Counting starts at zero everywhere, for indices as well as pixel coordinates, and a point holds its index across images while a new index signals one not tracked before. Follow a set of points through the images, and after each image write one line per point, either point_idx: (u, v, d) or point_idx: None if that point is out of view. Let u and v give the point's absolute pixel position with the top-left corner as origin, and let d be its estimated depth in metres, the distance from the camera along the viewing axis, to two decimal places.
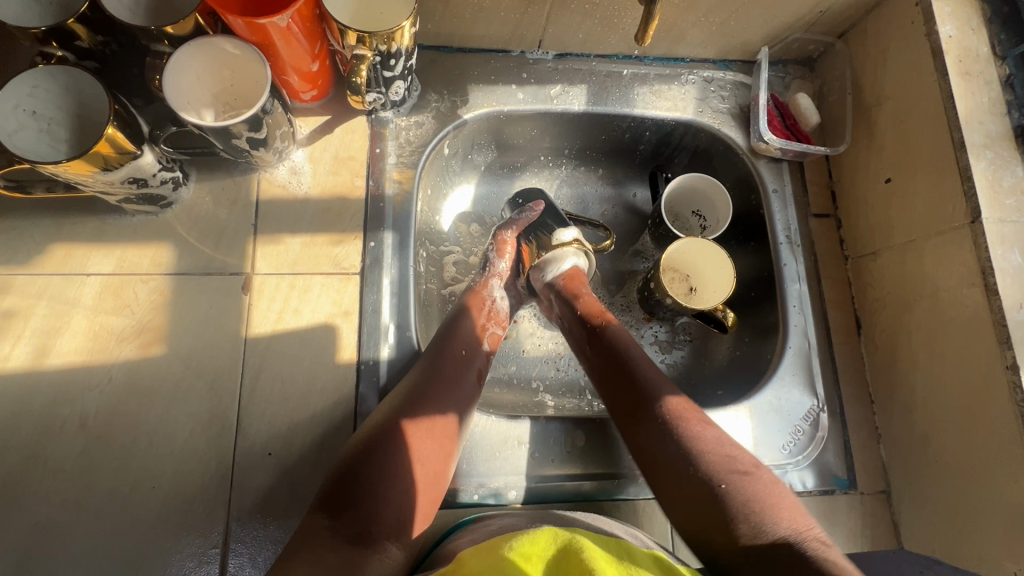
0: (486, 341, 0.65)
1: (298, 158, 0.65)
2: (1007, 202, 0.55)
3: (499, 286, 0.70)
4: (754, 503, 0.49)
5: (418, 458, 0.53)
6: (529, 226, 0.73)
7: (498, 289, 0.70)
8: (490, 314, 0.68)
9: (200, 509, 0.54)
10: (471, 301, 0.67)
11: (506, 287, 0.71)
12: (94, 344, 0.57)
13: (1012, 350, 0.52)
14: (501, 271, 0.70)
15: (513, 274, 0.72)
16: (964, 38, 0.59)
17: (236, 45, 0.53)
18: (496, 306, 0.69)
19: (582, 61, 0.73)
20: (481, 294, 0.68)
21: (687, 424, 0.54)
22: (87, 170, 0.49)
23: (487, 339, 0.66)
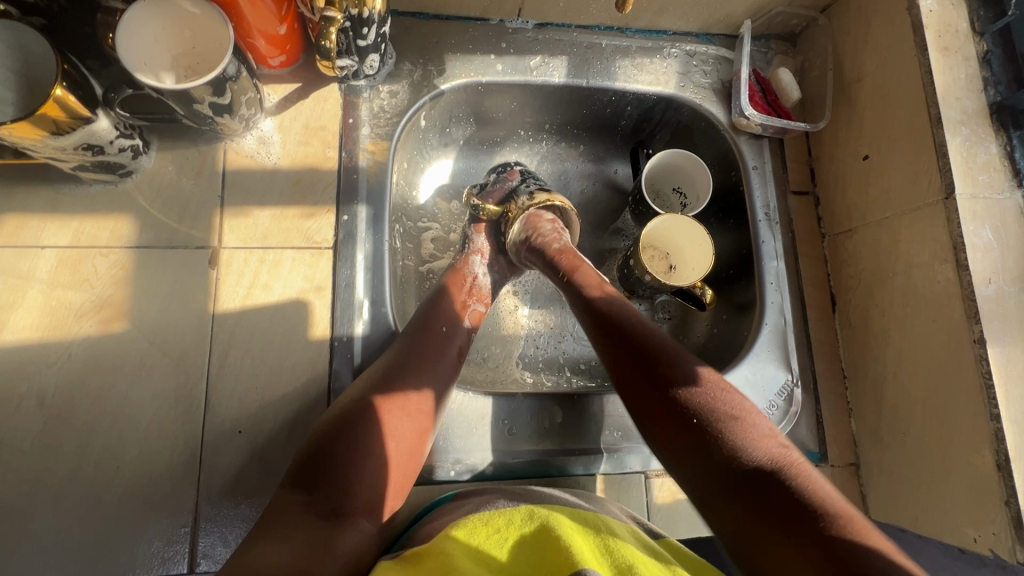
0: (467, 317, 0.64)
1: (267, 128, 0.62)
2: (980, 178, 0.55)
3: (480, 262, 0.69)
4: (743, 440, 0.46)
5: (391, 435, 0.52)
6: (503, 194, 0.72)
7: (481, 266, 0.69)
8: (472, 288, 0.67)
9: (168, 489, 0.53)
10: (452, 278, 0.66)
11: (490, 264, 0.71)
12: (51, 320, 0.54)
13: (980, 325, 0.52)
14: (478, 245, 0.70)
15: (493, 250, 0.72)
16: (944, 13, 0.59)
17: (195, 4, 0.51)
18: (478, 283, 0.68)
19: (563, 31, 0.71)
20: (462, 271, 0.67)
21: (670, 394, 0.49)
22: (35, 134, 0.46)
23: (469, 315, 0.64)
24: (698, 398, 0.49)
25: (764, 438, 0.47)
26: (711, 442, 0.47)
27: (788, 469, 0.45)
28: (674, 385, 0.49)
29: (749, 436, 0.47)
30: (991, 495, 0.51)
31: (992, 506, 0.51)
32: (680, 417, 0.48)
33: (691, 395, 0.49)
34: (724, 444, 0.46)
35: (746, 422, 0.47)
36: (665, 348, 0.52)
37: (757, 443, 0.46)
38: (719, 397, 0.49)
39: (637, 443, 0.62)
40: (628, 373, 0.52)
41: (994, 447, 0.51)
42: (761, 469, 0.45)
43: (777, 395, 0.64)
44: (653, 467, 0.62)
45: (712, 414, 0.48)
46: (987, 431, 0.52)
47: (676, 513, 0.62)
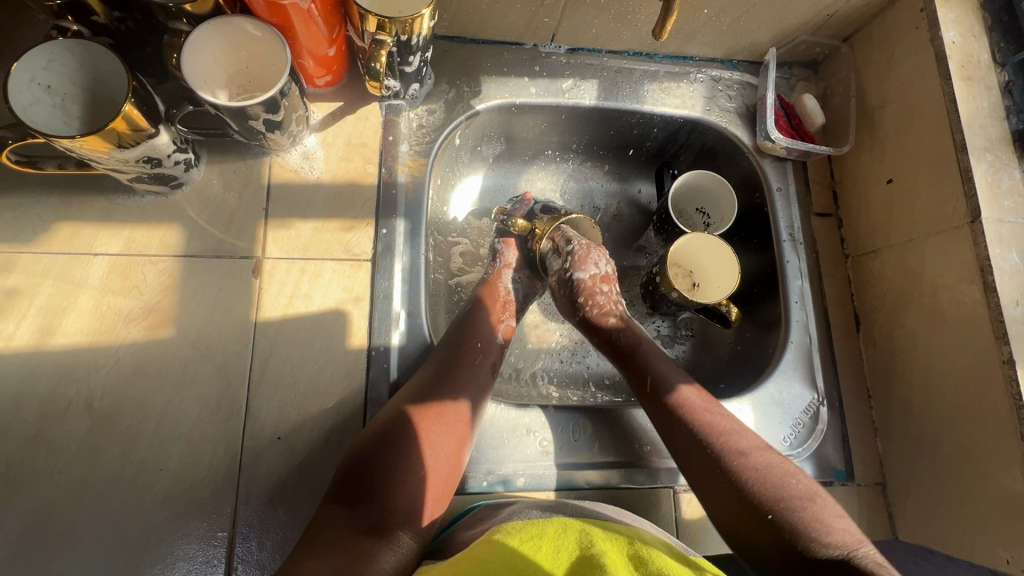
0: (500, 332, 0.65)
1: (311, 144, 0.65)
2: (1005, 203, 0.57)
3: (511, 277, 0.72)
4: (770, 483, 0.53)
5: (429, 444, 0.54)
6: (525, 212, 0.76)
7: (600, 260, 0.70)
8: (502, 301, 0.68)
9: (208, 493, 0.54)
10: (485, 292, 0.68)
11: (518, 278, 0.72)
12: (101, 325, 0.56)
13: (1009, 346, 0.53)
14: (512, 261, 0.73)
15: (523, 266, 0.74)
16: (966, 44, 0.61)
17: (258, 27, 0.53)
18: (510, 297, 0.70)
19: (594, 56, 0.74)
20: (494, 285, 0.69)
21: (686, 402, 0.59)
22: (102, 147, 0.49)
23: (502, 330, 0.66)
24: (725, 422, 0.57)
25: (814, 504, 0.53)
26: (762, 481, 0.53)
27: (805, 513, 0.51)
28: (725, 426, 0.57)
29: (779, 475, 0.54)
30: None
31: None
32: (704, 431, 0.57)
33: (710, 416, 0.58)
34: (771, 490, 0.53)
35: (784, 470, 0.55)
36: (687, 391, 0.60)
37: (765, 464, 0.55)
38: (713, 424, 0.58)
39: (666, 458, 0.63)
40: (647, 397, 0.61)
41: None
42: (804, 515, 0.51)
43: (803, 413, 0.65)
44: (681, 482, 0.62)
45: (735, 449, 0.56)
46: (1018, 451, 0.52)
47: (705, 530, 0.62)
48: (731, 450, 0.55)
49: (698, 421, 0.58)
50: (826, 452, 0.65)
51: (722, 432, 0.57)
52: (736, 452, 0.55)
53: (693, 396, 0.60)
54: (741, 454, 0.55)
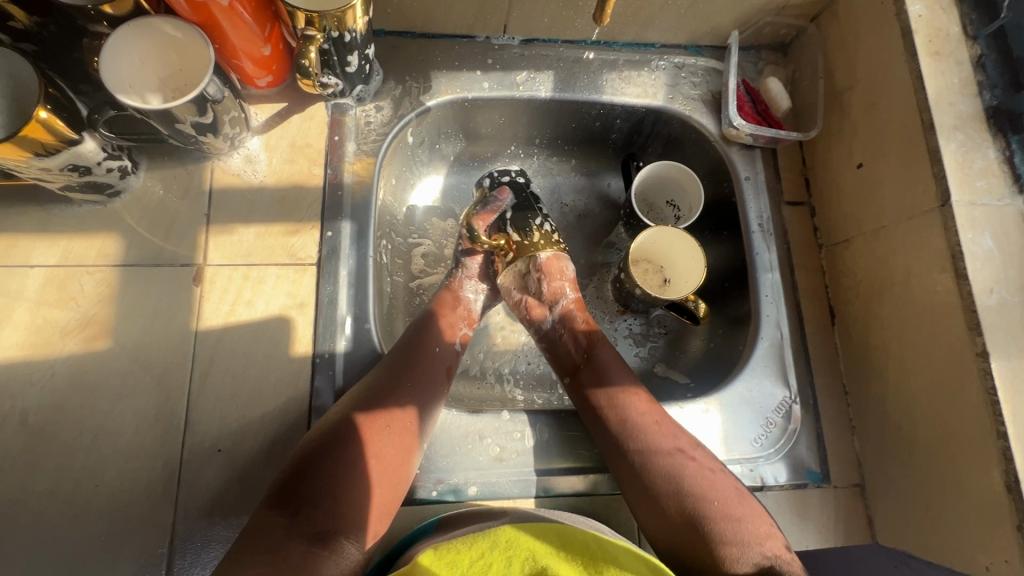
0: (459, 341, 0.64)
1: (254, 146, 0.63)
2: (977, 184, 0.53)
3: (474, 286, 0.69)
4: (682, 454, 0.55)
5: (375, 454, 0.52)
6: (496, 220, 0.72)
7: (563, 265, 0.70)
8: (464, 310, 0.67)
9: (145, 509, 0.52)
10: (438, 301, 0.66)
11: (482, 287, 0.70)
12: (36, 339, 0.55)
13: (982, 337, 0.50)
14: (474, 271, 0.70)
15: (487, 278, 0.70)
16: (933, 17, 0.58)
17: (177, 27, 0.52)
18: (470, 306, 0.68)
19: (549, 46, 0.71)
20: (453, 293, 0.67)
21: (636, 423, 0.57)
22: (20, 155, 0.47)
23: (461, 339, 0.64)
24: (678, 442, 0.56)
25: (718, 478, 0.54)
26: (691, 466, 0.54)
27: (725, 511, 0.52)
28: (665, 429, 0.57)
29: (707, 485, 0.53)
30: (1002, 519, 0.48)
31: (1002, 530, 0.48)
32: (655, 446, 0.55)
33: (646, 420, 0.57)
34: (708, 511, 0.52)
35: (745, 511, 0.52)
36: (632, 397, 0.59)
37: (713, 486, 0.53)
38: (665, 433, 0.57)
39: None
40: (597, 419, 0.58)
41: (1004, 467, 0.48)
42: (727, 527, 0.51)
43: (774, 413, 0.62)
44: None
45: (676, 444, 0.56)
46: (995, 450, 0.49)
47: None
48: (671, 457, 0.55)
49: (635, 432, 0.56)
50: (798, 453, 0.61)
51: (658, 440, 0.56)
52: (688, 488, 0.53)
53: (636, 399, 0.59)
54: (676, 457, 0.55)
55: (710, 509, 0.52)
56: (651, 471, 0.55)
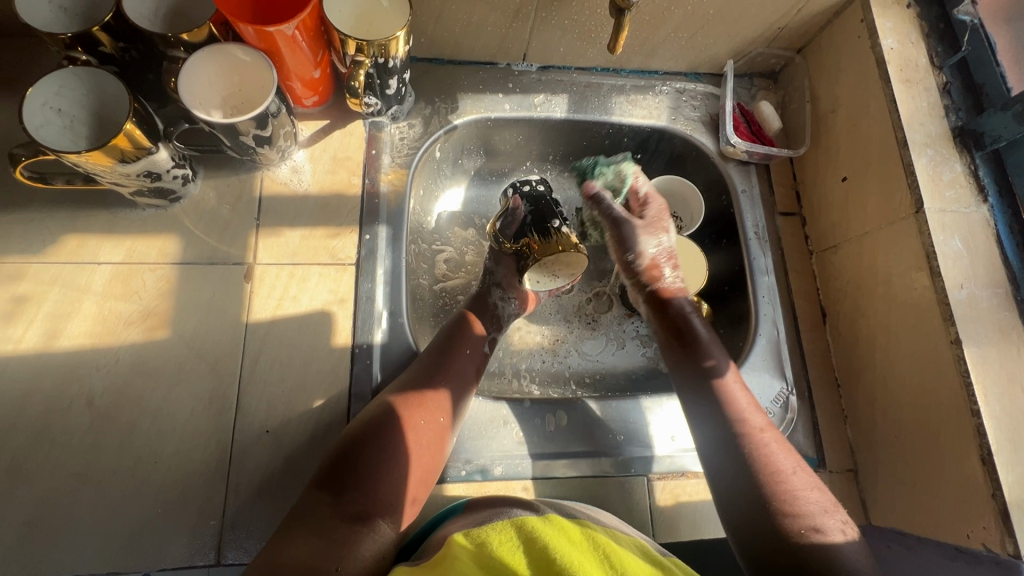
0: (487, 343, 0.69)
1: (299, 159, 0.70)
2: (947, 194, 0.60)
3: (503, 295, 0.74)
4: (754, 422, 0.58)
5: (413, 433, 0.56)
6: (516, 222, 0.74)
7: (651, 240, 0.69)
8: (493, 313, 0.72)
9: (200, 484, 0.57)
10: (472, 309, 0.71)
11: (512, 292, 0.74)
12: (102, 328, 0.60)
13: (956, 326, 0.56)
14: (502, 280, 0.74)
15: (514, 283, 0.74)
16: (904, 50, 0.66)
17: (247, 52, 0.59)
18: (500, 312, 0.73)
19: (564, 73, 0.79)
20: (483, 301, 0.72)
21: (725, 397, 0.59)
22: (106, 161, 0.54)
23: (489, 342, 0.69)
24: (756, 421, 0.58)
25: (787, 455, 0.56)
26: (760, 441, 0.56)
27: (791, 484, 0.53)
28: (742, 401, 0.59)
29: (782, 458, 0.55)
30: (980, 490, 0.54)
31: (980, 500, 0.54)
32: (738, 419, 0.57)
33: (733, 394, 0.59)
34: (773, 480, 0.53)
35: (809, 486, 0.54)
36: (729, 374, 0.61)
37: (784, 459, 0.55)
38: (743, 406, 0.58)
39: (639, 447, 0.65)
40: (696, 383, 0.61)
41: (979, 443, 0.54)
42: (787, 497, 0.52)
43: (773, 403, 0.67)
44: (654, 471, 0.65)
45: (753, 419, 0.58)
46: (970, 428, 0.54)
47: (679, 518, 0.63)
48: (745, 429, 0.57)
49: (735, 406, 0.58)
50: (796, 439, 0.67)
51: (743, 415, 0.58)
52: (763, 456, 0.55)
53: (734, 378, 0.61)
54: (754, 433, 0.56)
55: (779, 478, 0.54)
56: (729, 438, 0.57)
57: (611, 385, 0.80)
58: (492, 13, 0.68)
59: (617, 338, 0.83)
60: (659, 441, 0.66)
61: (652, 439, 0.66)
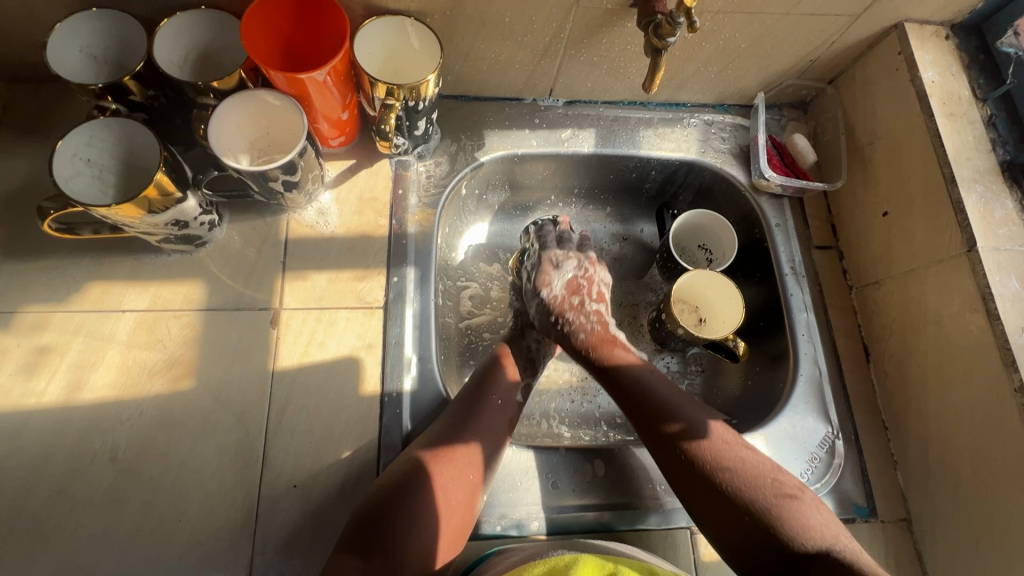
0: (519, 392, 0.66)
1: (326, 200, 0.68)
2: (1000, 232, 0.58)
3: (539, 340, 0.72)
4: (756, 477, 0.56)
5: (441, 488, 0.55)
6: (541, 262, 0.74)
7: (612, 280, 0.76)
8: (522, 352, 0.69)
9: (226, 543, 0.55)
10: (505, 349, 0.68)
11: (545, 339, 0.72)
12: (126, 379, 0.58)
13: (1018, 373, 0.53)
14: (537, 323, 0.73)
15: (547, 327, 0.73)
16: (945, 83, 0.64)
17: (277, 97, 0.57)
18: (535, 358, 0.70)
19: (590, 107, 0.78)
20: (517, 344, 0.70)
21: (725, 461, 0.57)
22: (135, 212, 0.52)
23: (522, 390, 0.66)
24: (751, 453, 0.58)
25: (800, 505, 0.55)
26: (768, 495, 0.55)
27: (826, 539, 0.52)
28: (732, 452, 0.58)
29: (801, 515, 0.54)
30: None
31: None
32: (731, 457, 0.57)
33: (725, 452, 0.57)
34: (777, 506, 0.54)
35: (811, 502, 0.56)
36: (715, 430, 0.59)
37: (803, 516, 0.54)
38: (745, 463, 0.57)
39: (682, 498, 0.62)
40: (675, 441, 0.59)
41: None
42: (793, 518, 0.54)
43: (819, 448, 0.64)
44: (698, 522, 0.62)
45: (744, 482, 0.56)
46: None
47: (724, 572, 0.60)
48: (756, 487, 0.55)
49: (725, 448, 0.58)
50: (844, 488, 0.64)
51: (740, 472, 0.56)
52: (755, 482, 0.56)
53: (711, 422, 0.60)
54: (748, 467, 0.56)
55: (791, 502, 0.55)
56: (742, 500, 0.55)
57: None
58: (520, 51, 0.67)
59: None
60: None
61: None
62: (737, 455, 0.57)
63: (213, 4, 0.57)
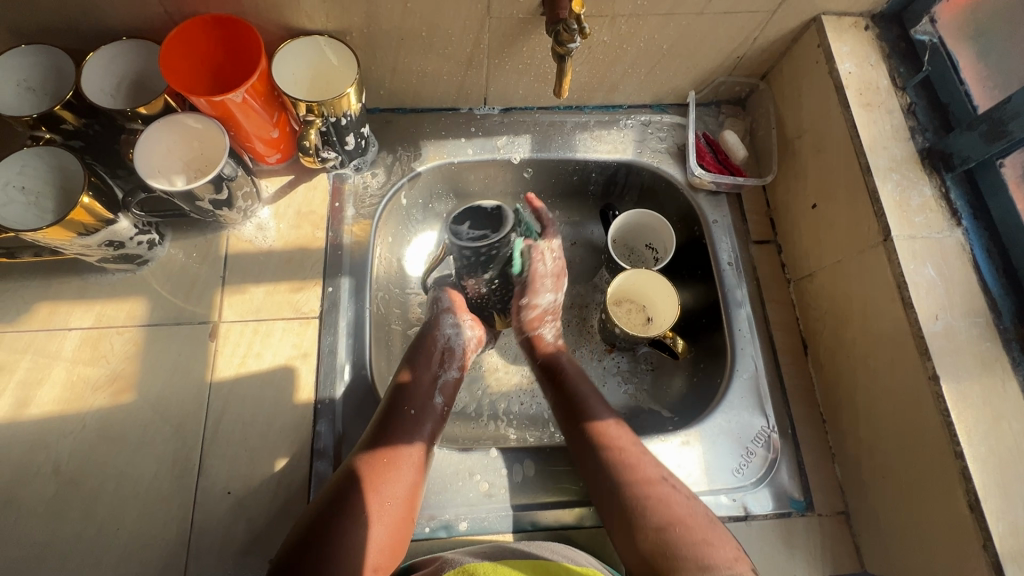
0: (439, 393, 0.67)
1: (264, 216, 0.71)
2: (916, 220, 0.58)
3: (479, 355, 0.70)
4: (631, 468, 0.59)
5: (376, 489, 0.56)
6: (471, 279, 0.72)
7: (547, 292, 0.73)
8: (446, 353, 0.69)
9: (161, 549, 0.57)
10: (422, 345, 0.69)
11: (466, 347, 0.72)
12: (71, 394, 0.61)
13: (932, 361, 0.53)
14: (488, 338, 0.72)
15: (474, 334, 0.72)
16: (863, 73, 0.64)
17: (198, 120, 0.61)
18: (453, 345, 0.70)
19: (526, 113, 0.80)
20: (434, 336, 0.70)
21: (612, 454, 0.60)
22: (65, 235, 0.55)
23: (442, 390, 0.67)
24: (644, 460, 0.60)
25: (674, 497, 0.57)
26: (642, 486, 0.58)
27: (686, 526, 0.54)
28: (612, 443, 0.61)
29: (671, 506, 0.56)
30: (969, 539, 0.49)
31: (972, 551, 0.49)
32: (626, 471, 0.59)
33: (620, 447, 0.61)
34: (645, 506, 0.56)
35: (648, 461, 0.60)
36: (608, 428, 0.62)
37: (673, 507, 0.56)
38: (635, 457, 0.60)
39: None
40: (576, 434, 0.63)
41: (966, 488, 0.49)
42: (659, 508, 0.56)
43: (753, 442, 0.64)
44: None
45: (627, 471, 0.59)
46: (954, 472, 0.50)
47: None
48: (632, 479, 0.58)
49: (620, 457, 0.60)
50: (781, 481, 0.63)
51: (637, 467, 0.59)
52: (627, 484, 0.58)
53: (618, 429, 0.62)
54: (636, 482, 0.58)
55: (670, 526, 0.55)
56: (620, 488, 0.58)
57: None
58: (445, 63, 0.69)
59: (598, 377, 0.78)
60: None
61: None
62: (623, 450, 0.60)
63: (136, 34, 0.60)
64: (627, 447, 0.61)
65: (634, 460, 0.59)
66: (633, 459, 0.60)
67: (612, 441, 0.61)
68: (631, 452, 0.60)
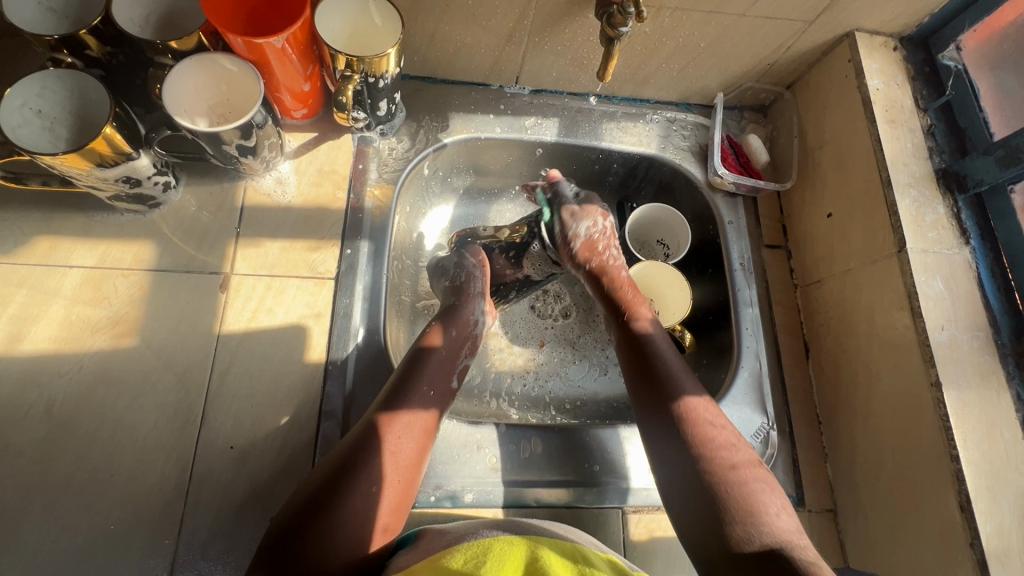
0: (456, 375, 0.63)
1: (285, 170, 0.69)
2: (930, 235, 0.61)
3: (481, 310, 0.68)
4: (702, 433, 0.54)
5: (394, 448, 0.54)
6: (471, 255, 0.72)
7: (583, 219, 0.69)
8: (464, 341, 0.65)
9: (157, 498, 0.55)
10: (449, 316, 0.66)
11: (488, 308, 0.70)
12: (69, 333, 0.59)
13: (935, 368, 0.56)
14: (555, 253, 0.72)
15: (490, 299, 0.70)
16: (890, 91, 0.67)
17: (235, 62, 0.58)
18: (475, 328, 0.67)
19: (556, 97, 0.80)
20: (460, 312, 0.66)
21: (701, 424, 0.55)
22: (83, 165, 0.53)
23: (458, 373, 0.64)
24: (720, 435, 0.55)
25: (746, 476, 0.52)
26: (708, 455, 0.53)
27: (760, 512, 0.49)
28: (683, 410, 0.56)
29: (748, 483, 0.52)
30: (959, 537, 0.52)
31: (959, 548, 0.52)
32: (702, 447, 0.54)
33: (698, 413, 0.56)
34: (716, 478, 0.52)
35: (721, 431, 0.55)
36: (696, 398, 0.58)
37: (750, 489, 0.51)
38: (710, 429, 0.55)
39: (616, 478, 0.63)
40: (647, 396, 0.59)
41: (960, 489, 0.53)
42: (729, 483, 0.51)
43: (753, 437, 0.66)
44: (629, 502, 0.63)
45: (699, 441, 0.54)
46: (950, 473, 0.53)
47: (653, 552, 0.61)
48: (703, 448, 0.54)
49: (698, 428, 0.55)
50: (776, 477, 0.65)
51: (712, 440, 0.54)
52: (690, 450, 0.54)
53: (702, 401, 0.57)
54: (710, 456, 0.53)
55: (745, 509, 0.49)
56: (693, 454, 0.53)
57: (591, 413, 0.78)
58: (485, 36, 0.69)
59: (600, 364, 0.81)
60: (636, 473, 0.64)
61: (630, 470, 0.64)
62: (705, 421, 0.56)
63: None
64: (709, 420, 0.56)
65: (713, 430, 0.55)
66: (710, 428, 0.55)
67: (690, 414, 0.56)
68: (715, 421, 0.56)
